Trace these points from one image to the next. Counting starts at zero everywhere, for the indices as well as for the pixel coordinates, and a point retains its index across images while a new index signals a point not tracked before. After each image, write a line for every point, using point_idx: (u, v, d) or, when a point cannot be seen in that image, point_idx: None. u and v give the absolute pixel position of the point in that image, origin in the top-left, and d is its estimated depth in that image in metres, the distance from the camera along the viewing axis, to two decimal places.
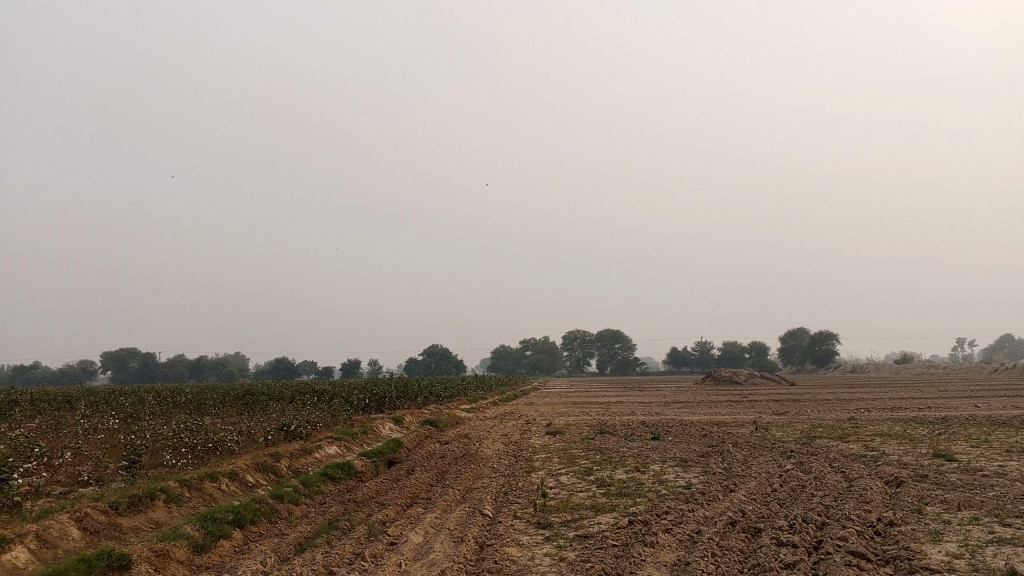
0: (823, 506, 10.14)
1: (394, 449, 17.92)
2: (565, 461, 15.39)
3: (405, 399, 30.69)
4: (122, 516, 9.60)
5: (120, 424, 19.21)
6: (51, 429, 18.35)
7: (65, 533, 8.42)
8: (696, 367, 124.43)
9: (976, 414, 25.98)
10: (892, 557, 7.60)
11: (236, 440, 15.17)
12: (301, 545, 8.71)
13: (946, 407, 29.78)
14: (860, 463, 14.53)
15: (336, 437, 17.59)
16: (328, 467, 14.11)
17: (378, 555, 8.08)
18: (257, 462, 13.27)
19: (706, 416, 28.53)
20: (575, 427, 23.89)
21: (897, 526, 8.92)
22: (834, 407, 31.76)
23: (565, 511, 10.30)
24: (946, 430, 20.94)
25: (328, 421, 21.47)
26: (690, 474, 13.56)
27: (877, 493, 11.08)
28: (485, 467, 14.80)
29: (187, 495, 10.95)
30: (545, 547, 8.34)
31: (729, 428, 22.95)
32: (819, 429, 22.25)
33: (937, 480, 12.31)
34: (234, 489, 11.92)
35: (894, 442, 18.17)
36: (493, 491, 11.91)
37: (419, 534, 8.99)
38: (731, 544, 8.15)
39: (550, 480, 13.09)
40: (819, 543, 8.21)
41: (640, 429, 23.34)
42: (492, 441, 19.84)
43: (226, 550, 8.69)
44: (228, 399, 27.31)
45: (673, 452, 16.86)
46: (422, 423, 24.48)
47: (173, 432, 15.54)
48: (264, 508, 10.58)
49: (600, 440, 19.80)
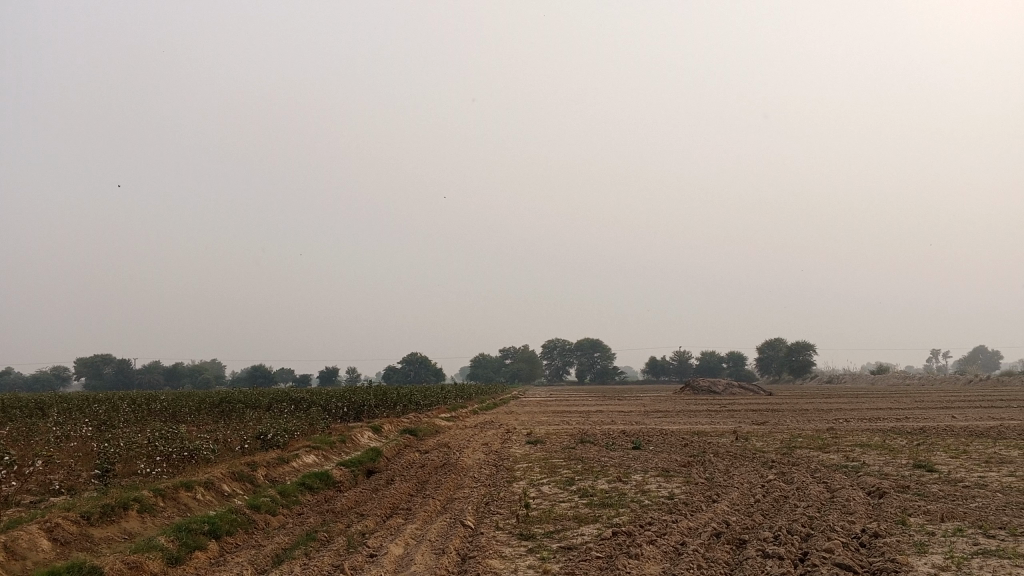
0: (807, 517, 10.09)
1: (373, 458, 17.75)
2: (546, 470, 15.29)
3: (383, 407, 30.44)
4: (94, 526, 9.36)
5: (93, 432, 18.87)
6: (21, 437, 17.97)
7: (35, 544, 8.19)
8: (674, 376, 124.83)
9: (953, 424, 26.18)
10: (879, 569, 7.53)
11: (212, 448, 14.93)
12: (279, 557, 8.52)
13: (924, 417, 29.98)
14: (841, 473, 14.50)
15: (314, 446, 17.39)
16: (306, 476, 13.90)
17: (358, 568, 7.90)
18: (234, 472, 13.05)
19: (686, 425, 28.52)
20: (556, 436, 23.78)
21: (882, 537, 8.87)
22: (813, 417, 31.86)
23: (547, 522, 10.17)
24: (924, 440, 21.04)
25: (306, 430, 21.24)
26: (672, 484, 13.49)
27: (860, 504, 11.05)
28: (466, 477, 14.63)
29: (161, 505, 10.72)
30: (529, 559, 8.20)
31: (709, 438, 22.93)
32: (799, 439, 22.28)
33: (918, 490, 12.31)
34: (210, 498, 11.69)
35: (875, 452, 18.25)
36: (474, 501, 11.75)
37: (399, 545, 8.83)
38: (716, 556, 8.05)
39: (532, 490, 12.95)
40: (805, 554, 8.14)
41: (621, 438, 23.29)
42: (472, 451, 19.67)
43: (201, 562, 8.48)
44: (203, 407, 26.95)
45: (654, 461, 16.81)
46: (401, 432, 24.26)
47: (147, 440, 15.26)
48: (241, 518, 10.37)
49: (581, 449, 19.71)
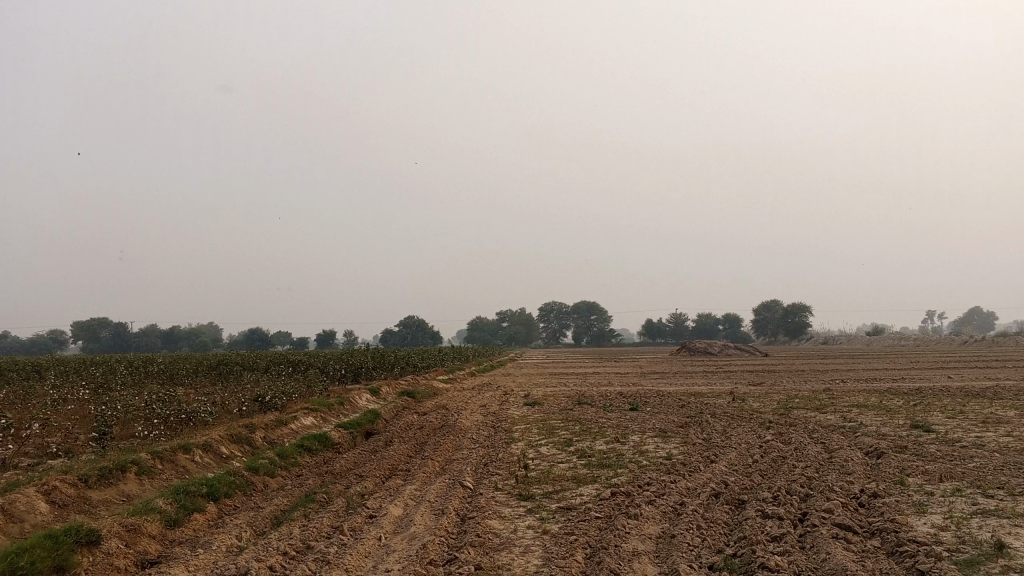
0: (806, 477, 10.10)
1: (372, 421, 17.75)
2: (545, 432, 15.29)
3: (381, 369, 30.47)
4: (92, 489, 9.34)
5: (90, 394, 18.84)
6: (18, 400, 17.95)
7: (33, 507, 8.16)
8: (671, 339, 125.28)
9: (949, 385, 26.26)
10: (879, 529, 7.53)
11: (210, 411, 14.89)
12: (277, 518, 8.49)
13: (921, 378, 30.03)
14: (839, 434, 14.52)
15: (313, 408, 17.38)
16: (305, 438, 13.88)
17: (357, 529, 7.88)
18: (231, 434, 13.03)
19: (683, 386, 28.57)
20: (555, 398, 23.85)
21: (881, 497, 8.88)
22: (810, 378, 31.88)
23: (546, 482, 10.17)
24: (922, 400, 21.08)
25: (304, 393, 21.23)
26: (670, 445, 13.50)
27: (859, 465, 11.05)
28: (464, 438, 14.63)
29: (159, 467, 10.70)
30: (528, 519, 8.19)
31: (706, 399, 23.01)
32: (796, 399, 22.33)
33: (916, 450, 12.32)
34: (208, 460, 11.67)
35: (872, 412, 18.28)
36: (473, 462, 11.74)
37: (398, 506, 8.81)
38: (716, 517, 8.03)
39: (530, 451, 12.95)
40: (804, 514, 8.13)
41: (619, 399, 23.37)
42: (471, 412, 19.69)
43: (200, 524, 8.45)
44: (201, 369, 26.93)
45: (652, 422, 16.82)
46: (400, 394, 24.27)
47: (144, 402, 15.22)
48: (239, 481, 10.34)
49: (578, 411, 19.72)
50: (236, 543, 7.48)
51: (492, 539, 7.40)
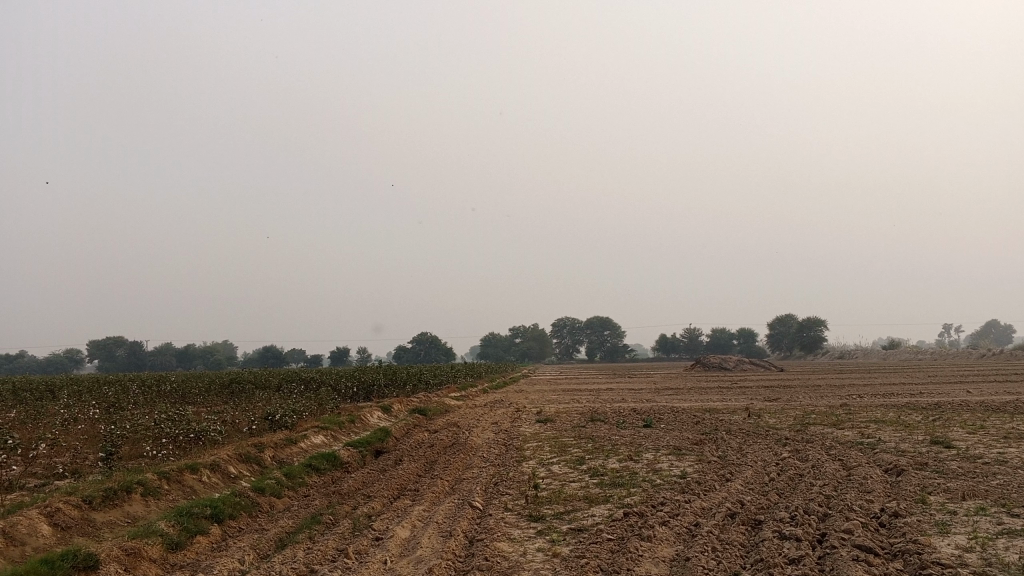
0: (824, 496, 9.84)
1: (383, 438, 17.58)
2: (557, 450, 15.07)
3: (393, 386, 30.35)
4: (97, 510, 9.20)
5: (100, 413, 18.77)
6: (29, 419, 17.89)
7: (35, 530, 8.01)
8: (684, 354, 124.69)
9: (968, 399, 25.86)
10: (901, 551, 7.27)
11: (219, 430, 14.75)
12: (282, 541, 8.32)
13: (939, 393, 29.63)
14: (857, 450, 14.24)
15: (323, 426, 17.23)
16: (314, 458, 13.71)
17: (363, 552, 7.69)
18: (240, 453, 12.88)
19: (697, 402, 28.29)
20: (567, 415, 23.63)
21: (902, 517, 8.62)
22: (826, 393, 31.47)
23: (557, 502, 9.97)
24: (940, 415, 20.76)
25: (315, 411, 21.09)
26: (684, 463, 13.25)
27: (878, 482, 10.79)
28: (475, 456, 14.45)
29: (165, 488, 10.55)
30: (538, 541, 7.98)
31: (720, 415, 22.76)
32: (812, 415, 22.04)
33: (937, 467, 12.03)
34: (215, 480, 11.53)
35: (890, 428, 17.94)
36: (483, 482, 11.56)
37: (406, 528, 8.61)
38: (731, 538, 7.80)
39: (541, 469, 12.75)
40: (823, 535, 7.88)
41: (631, 416, 23.15)
42: (482, 429, 19.50)
43: (203, 547, 8.28)
44: (213, 387, 26.88)
45: (666, 439, 16.59)
46: (411, 412, 24.10)
47: (154, 422, 15.11)
48: (244, 501, 10.16)
49: (591, 428, 19.46)
50: (238, 567, 7.29)
51: (500, 563, 7.19)
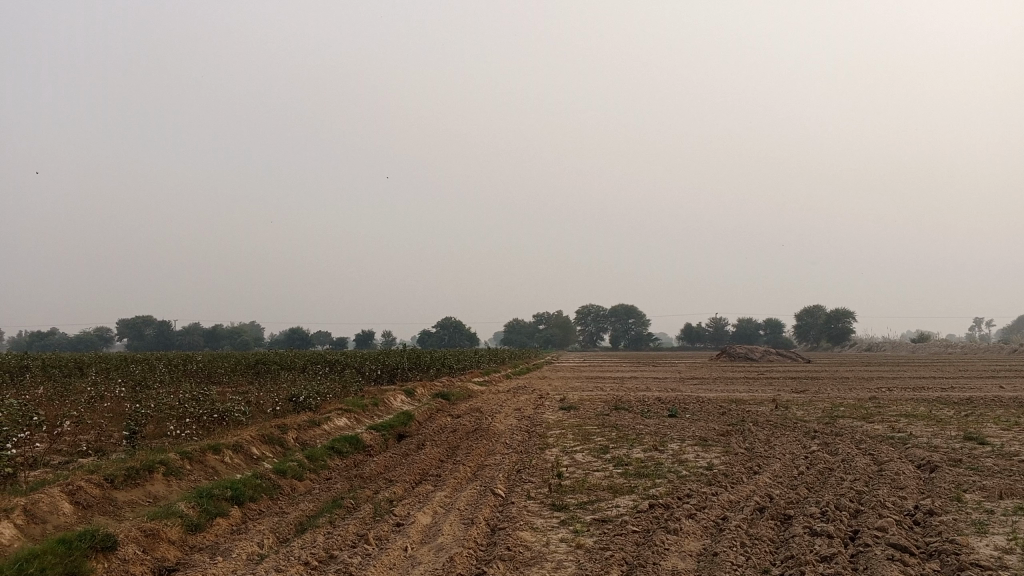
0: (855, 492, 9.58)
1: (406, 422, 17.50)
2: (580, 438, 14.87)
3: (417, 369, 30.33)
4: (118, 489, 9.17)
5: (126, 392, 18.86)
6: (57, 396, 18.02)
7: (56, 507, 7.98)
8: (710, 343, 123.95)
9: (1002, 394, 25.35)
10: (938, 551, 7.02)
11: (243, 410, 14.72)
12: (303, 525, 8.23)
13: (972, 387, 29.10)
14: (888, 445, 13.93)
15: (346, 408, 17.18)
16: (336, 440, 13.64)
17: (384, 538, 7.57)
18: (263, 434, 12.83)
19: (723, 392, 28.02)
20: (591, 403, 23.44)
21: (938, 515, 8.36)
22: (855, 386, 31.05)
23: (581, 492, 9.79)
24: (973, 411, 20.37)
25: (339, 393, 21.06)
26: (710, 454, 13.03)
27: (911, 479, 10.50)
28: (498, 443, 14.33)
29: (188, 468, 10.52)
30: (561, 532, 7.81)
31: (747, 405, 22.53)
32: (841, 408, 21.71)
33: (972, 464, 11.70)
34: (238, 462, 11.49)
35: (922, 423, 17.54)
36: (506, 469, 11.41)
37: (427, 514, 8.49)
38: (761, 533, 7.59)
39: (565, 458, 12.58)
40: (855, 532, 7.65)
41: (657, 405, 22.96)
42: (505, 416, 19.40)
43: (222, 530, 8.21)
44: (238, 367, 26.98)
45: (691, 430, 16.36)
46: (435, 396, 24.03)
47: (178, 401, 15.11)
48: (265, 484, 10.10)
49: (616, 417, 19.26)
50: (256, 551, 7.21)
51: (522, 553, 7.02)
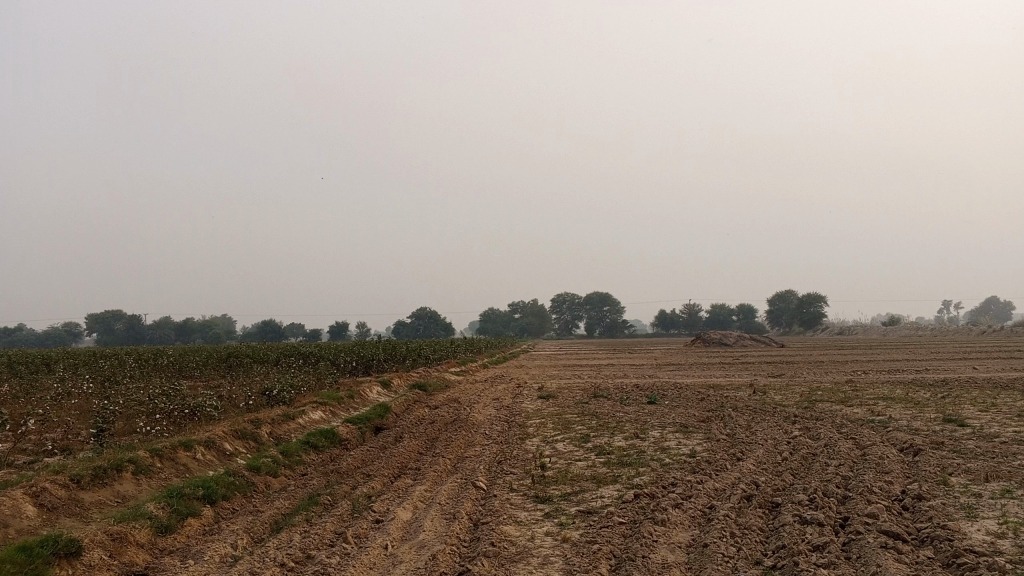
0: (841, 477, 9.46)
1: (382, 415, 17.18)
2: (561, 427, 14.67)
3: (393, 360, 30.02)
4: (85, 490, 8.81)
5: (94, 388, 18.39)
6: (22, 394, 17.51)
7: (19, 511, 7.63)
8: (684, 330, 124.54)
9: (974, 376, 25.51)
10: (930, 537, 6.89)
11: (215, 405, 14.35)
12: (278, 524, 7.94)
13: (945, 369, 29.32)
14: (869, 429, 13.88)
15: (322, 402, 16.85)
16: (311, 434, 13.32)
17: (362, 536, 7.31)
18: (236, 429, 12.50)
19: (700, 378, 28.00)
20: (570, 391, 23.28)
21: (926, 500, 8.24)
22: (830, 370, 31.08)
23: (564, 483, 9.59)
24: (949, 392, 20.43)
25: (314, 386, 20.71)
26: (692, 441, 12.88)
27: (895, 463, 10.41)
28: (477, 433, 14.11)
29: (158, 466, 10.18)
30: (546, 525, 7.60)
31: (726, 391, 22.49)
32: (819, 392, 21.73)
33: (955, 447, 11.64)
34: (210, 458, 11.16)
35: (900, 405, 17.54)
36: (486, 461, 11.17)
37: (407, 510, 8.24)
38: (750, 523, 7.41)
39: (547, 448, 12.37)
40: (845, 520, 7.50)
41: (635, 392, 22.86)
42: (483, 406, 19.18)
43: (194, 531, 7.90)
44: (210, 361, 26.47)
45: (672, 417, 16.22)
46: (411, 387, 23.77)
47: (148, 397, 14.70)
48: (239, 481, 9.79)
49: (595, 404, 19.12)
50: (230, 553, 6.91)
51: (507, 549, 6.79)
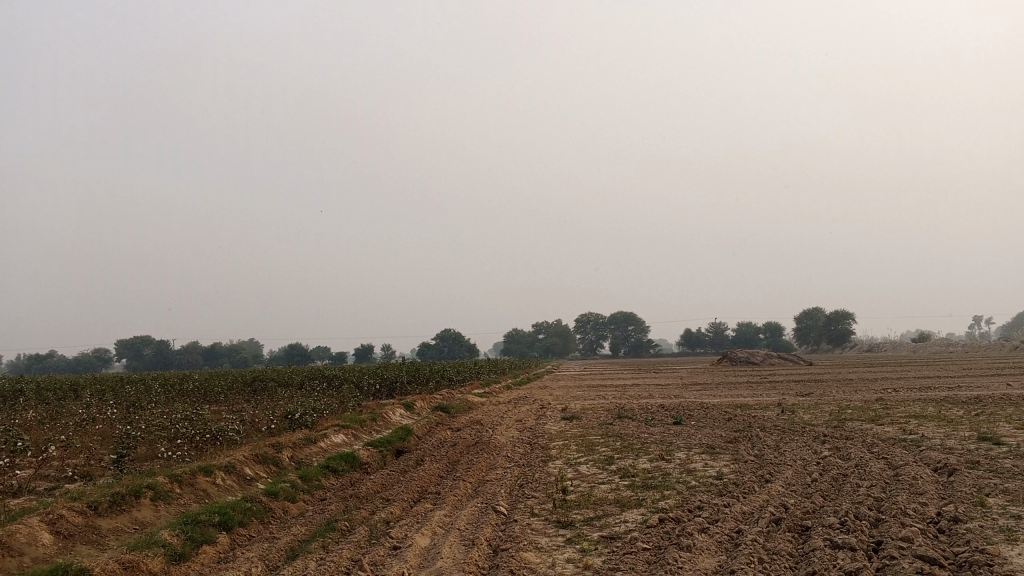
0: (873, 499, 9.16)
1: (404, 437, 17.02)
2: (584, 449, 14.43)
3: (417, 382, 29.89)
4: (102, 517, 8.72)
5: (118, 413, 18.40)
6: (47, 420, 17.53)
7: (35, 538, 7.54)
8: (710, 349, 123.49)
9: (1009, 392, 24.95)
10: (969, 561, 6.60)
11: (236, 429, 14.27)
12: (294, 551, 7.80)
13: (979, 386, 28.65)
14: (901, 448, 13.52)
15: (343, 425, 16.73)
16: (331, 458, 13.19)
17: (379, 563, 7.15)
18: (257, 454, 12.41)
19: (727, 398, 27.59)
20: (595, 412, 23.01)
21: (963, 522, 7.93)
22: (860, 388, 30.51)
23: (587, 507, 9.36)
24: (983, 410, 19.94)
25: (336, 409, 20.59)
26: (719, 462, 12.60)
27: (929, 483, 10.08)
28: (499, 456, 13.93)
29: (177, 492, 10.08)
30: (567, 551, 7.39)
31: (754, 411, 22.10)
32: (849, 410, 21.30)
33: (991, 467, 11.27)
34: (230, 483, 11.07)
35: (933, 424, 17.10)
36: (507, 484, 10.98)
37: (425, 536, 8.07)
38: (779, 548, 7.16)
39: (569, 470, 12.14)
40: (878, 544, 7.23)
41: (660, 412, 22.57)
42: (506, 427, 18.98)
43: (208, 558, 7.78)
44: (235, 385, 26.47)
45: (698, 437, 15.93)
46: (434, 409, 23.62)
47: (170, 421, 14.64)
48: (256, 507, 9.67)
49: (619, 426, 18.85)
50: None
51: None
